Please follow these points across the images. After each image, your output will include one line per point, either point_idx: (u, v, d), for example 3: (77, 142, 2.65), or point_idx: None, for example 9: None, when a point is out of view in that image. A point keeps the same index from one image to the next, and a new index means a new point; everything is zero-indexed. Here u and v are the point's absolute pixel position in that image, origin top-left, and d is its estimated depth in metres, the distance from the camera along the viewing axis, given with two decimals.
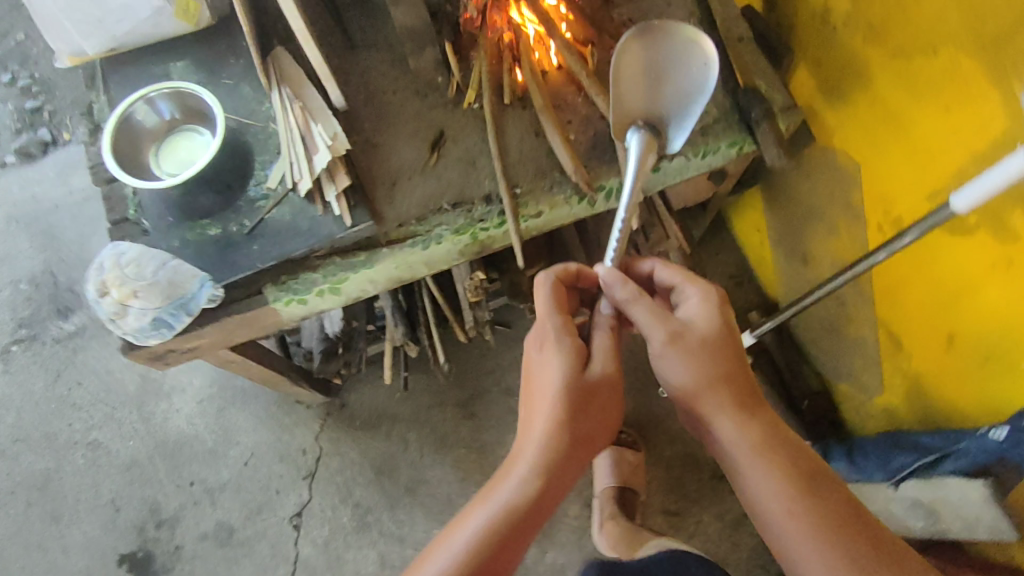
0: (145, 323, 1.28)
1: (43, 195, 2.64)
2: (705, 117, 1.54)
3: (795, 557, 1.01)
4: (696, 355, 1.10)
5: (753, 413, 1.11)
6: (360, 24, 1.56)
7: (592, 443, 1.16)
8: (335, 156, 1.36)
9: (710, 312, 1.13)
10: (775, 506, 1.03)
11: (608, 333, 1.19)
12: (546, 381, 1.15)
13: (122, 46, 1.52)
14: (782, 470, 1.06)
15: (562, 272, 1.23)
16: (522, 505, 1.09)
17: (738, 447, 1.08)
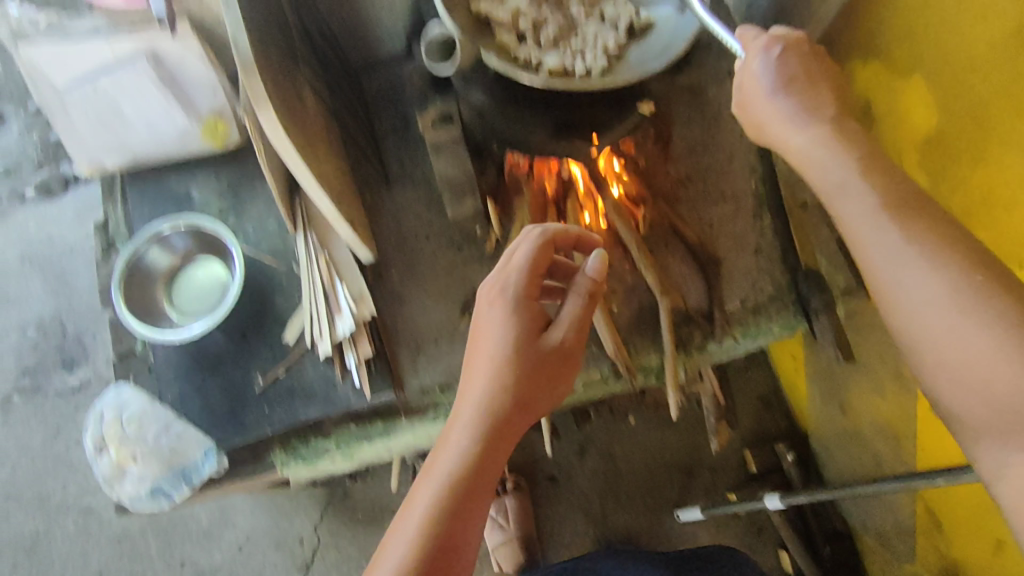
0: (143, 490, 1.23)
1: (58, 235, 2.52)
2: (759, 295, 1.42)
3: (904, 286, 0.84)
4: (803, 116, 1.00)
5: (872, 160, 0.93)
6: (399, 156, 1.44)
7: (544, 400, 1.05)
8: (359, 323, 1.27)
9: (789, 65, 1.02)
10: (884, 249, 0.87)
11: (582, 301, 1.08)
12: (492, 343, 1.03)
13: (137, 163, 1.43)
14: (896, 203, 0.88)
15: (547, 234, 1.09)
16: (472, 461, 0.97)
17: (831, 178, 0.95)
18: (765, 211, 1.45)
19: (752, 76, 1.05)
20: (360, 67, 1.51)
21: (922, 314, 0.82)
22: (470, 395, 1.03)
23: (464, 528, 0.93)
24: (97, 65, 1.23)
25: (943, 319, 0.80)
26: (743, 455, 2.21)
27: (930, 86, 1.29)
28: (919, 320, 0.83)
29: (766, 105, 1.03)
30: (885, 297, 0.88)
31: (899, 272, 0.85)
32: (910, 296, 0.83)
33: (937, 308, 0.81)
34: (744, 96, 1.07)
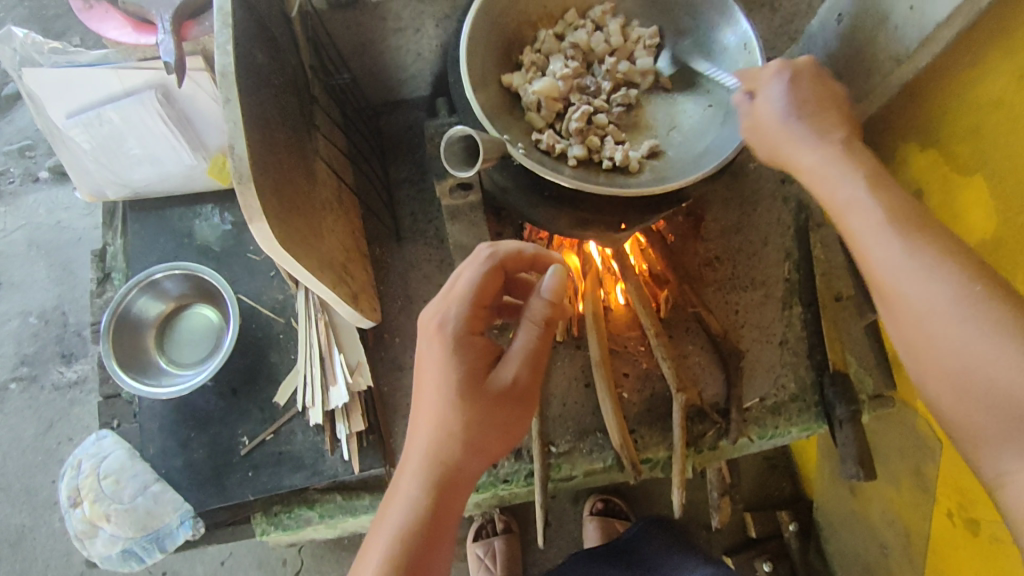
0: (115, 550, 1.19)
1: (69, 224, 2.08)
2: (780, 392, 1.33)
3: (917, 311, 0.69)
4: (814, 127, 0.83)
5: (880, 173, 0.78)
6: (412, 211, 1.37)
7: (501, 441, 0.85)
8: (354, 394, 1.20)
9: (801, 90, 0.86)
10: (891, 262, 0.71)
11: (537, 329, 0.85)
12: (433, 383, 0.83)
13: (139, 197, 1.37)
14: (898, 213, 0.73)
15: (497, 256, 0.87)
16: (419, 524, 0.79)
17: (839, 193, 0.78)
18: (795, 300, 1.36)
19: (765, 104, 0.88)
20: (380, 107, 1.41)
21: (952, 337, 0.67)
22: (416, 438, 0.84)
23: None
24: (104, 95, 1.15)
25: (969, 349, 0.66)
26: (743, 519, 1.84)
27: (990, 189, 1.15)
28: (938, 361, 0.69)
29: (773, 112, 0.86)
30: (889, 305, 0.74)
31: (919, 302, 0.69)
32: (919, 309, 0.69)
33: (966, 342, 0.66)
34: (752, 117, 0.90)
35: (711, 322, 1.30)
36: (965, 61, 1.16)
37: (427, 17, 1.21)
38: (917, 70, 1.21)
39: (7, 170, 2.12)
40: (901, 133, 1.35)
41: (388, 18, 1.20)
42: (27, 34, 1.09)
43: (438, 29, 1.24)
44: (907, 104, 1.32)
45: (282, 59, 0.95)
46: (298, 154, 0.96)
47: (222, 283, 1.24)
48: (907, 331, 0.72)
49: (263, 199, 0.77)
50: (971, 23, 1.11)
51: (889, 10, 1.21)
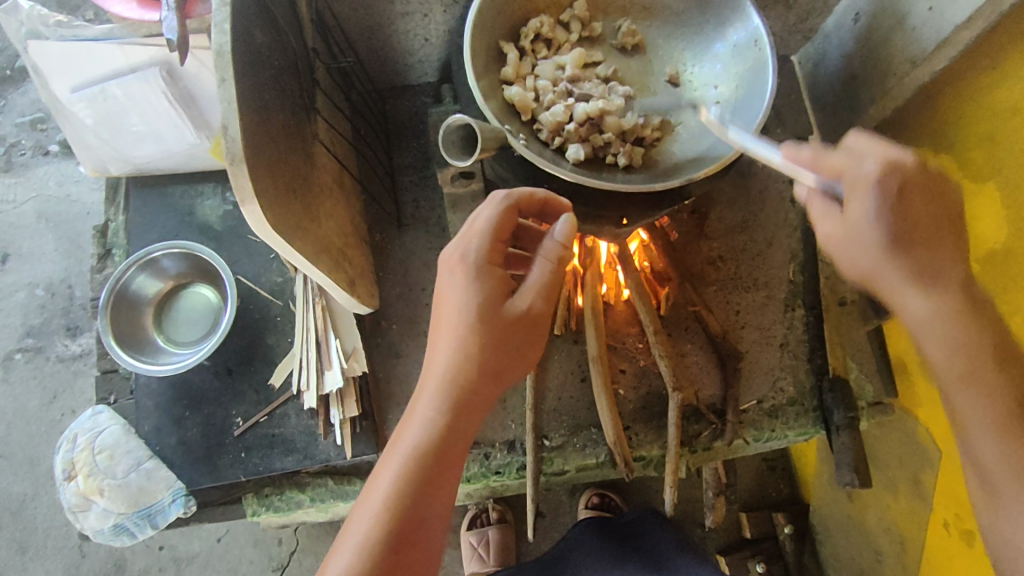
0: (108, 524, 1.21)
1: (78, 196, 2.09)
2: (778, 396, 1.32)
3: (1015, 521, 0.77)
4: (922, 277, 0.78)
5: (1000, 344, 0.79)
6: (414, 197, 1.35)
7: (516, 368, 0.85)
8: (348, 379, 1.20)
9: (907, 207, 0.76)
10: (984, 432, 0.79)
11: (552, 266, 0.83)
12: (450, 309, 0.83)
13: (142, 173, 1.37)
14: (1016, 415, 0.78)
15: (514, 196, 0.86)
16: (433, 443, 0.80)
17: (949, 365, 0.80)
18: (798, 303, 1.34)
19: (859, 220, 0.78)
20: (387, 91, 1.40)
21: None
22: (433, 362, 0.84)
23: (431, 513, 0.77)
24: (108, 70, 1.14)
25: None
26: (738, 518, 1.83)
27: (1003, 199, 1.13)
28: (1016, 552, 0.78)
29: (869, 234, 0.78)
30: (987, 498, 0.80)
31: (1021, 523, 0.76)
32: (1012, 525, 0.78)
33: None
34: (838, 225, 0.81)
35: (711, 321, 1.28)
36: (981, 65, 1.12)
37: (436, 2, 1.19)
38: (935, 72, 1.19)
39: (18, 142, 2.12)
40: (914, 137, 1.32)
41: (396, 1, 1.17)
42: (32, 5, 1.08)
43: (447, 14, 1.22)
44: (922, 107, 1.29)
45: (284, 41, 0.94)
46: (297, 138, 0.95)
47: (220, 264, 1.24)
48: (992, 530, 0.80)
49: (256, 181, 0.77)
50: (992, 25, 1.08)
51: (908, 9, 1.18)
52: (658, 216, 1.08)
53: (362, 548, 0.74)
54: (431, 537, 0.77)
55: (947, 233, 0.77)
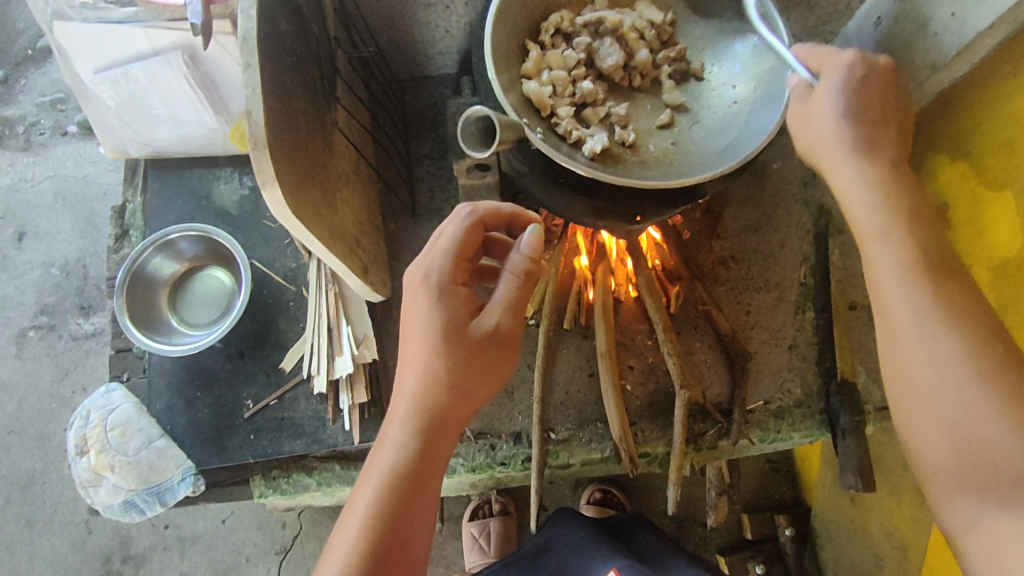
0: (117, 500, 1.22)
1: (95, 177, 2.12)
2: (785, 397, 1.32)
3: (917, 351, 0.76)
4: (864, 147, 0.83)
5: (920, 210, 0.81)
6: (430, 187, 1.36)
7: (487, 385, 0.86)
8: (359, 365, 1.21)
9: (866, 91, 0.84)
10: (903, 309, 0.78)
11: (518, 281, 0.86)
12: (417, 330, 0.84)
13: (160, 156, 1.38)
14: (924, 262, 0.78)
15: (476, 214, 0.88)
16: (407, 464, 0.81)
17: (872, 218, 0.81)
18: (809, 306, 1.34)
19: (823, 100, 0.85)
20: (406, 81, 1.41)
21: (936, 376, 0.75)
22: (404, 383, 0.86)
23: (410, 534, 0.79)
24: (131, 53, 1.15)
25: (955, 406, 0.73)
26: (740, 519, 1.83)
27: (1018, 207, 1.12)
28: (922, 399, 0.76)
29: (832, 124, 0.84)
30: (889, 332, 0.80)
31: (921, 354, 0.76)
32: (919, 354, 0.76)
33: (948, 389, 0.74)
34: (806, 103, 0.88)
35: (720, 321, 1.29)
36: (1004, 72, 1.12)
37: None
38: (956, 78, 1.18)
39: (38, 121, 2.14)
40: (933, 143, 1.31)
41: None
42: None
43: (468, 7, 1.22)
44: (941, 113, 1.29)
45: (306, 28, 0.94)
46: (317, 124, 0.96)
47: (235, 247, 1.26)
48: (893, 369, 0.80)
49: (277, 166, 0.77)
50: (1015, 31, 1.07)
51: (931, 15, 1.16)
52: (672, 213, 1.08)
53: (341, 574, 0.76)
54: (411, 557, 0.79)
55: (893, 112, 0.84)
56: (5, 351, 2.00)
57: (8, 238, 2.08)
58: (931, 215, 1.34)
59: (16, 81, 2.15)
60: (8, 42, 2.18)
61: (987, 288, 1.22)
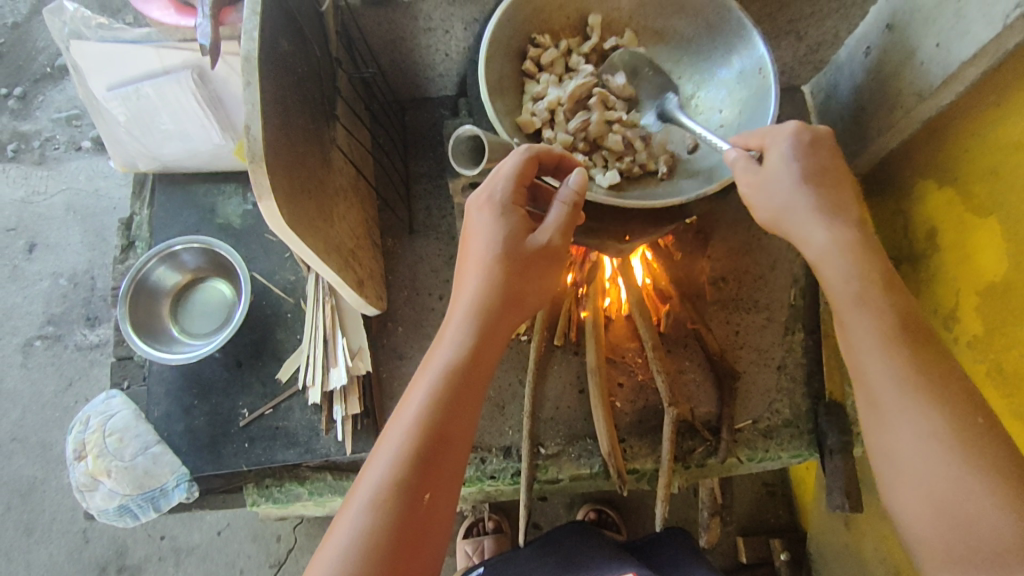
0: (112, 506, 1.24)
1: (106, 191, 2.17)
2: (773, 417, 1.33)
3: (901, 426, 0.78)
4: (826, 212, 0.86)
5: (888, 278, 0.83)
6: (427, 205, 1.40)
7: (536, 298, 0.90)
8: (353, 377, 1.24)
9: (816, 159, 0.89)
10: (887, 385, 0.79)
11: (569, 208, 0.89)
12: (480, 244, 0.88)
13: (168, 170, 1.43)
14: (898, 330, 0.81)
15: (534, 149, 0.92)
16: (461, 364, 0.85)
17: (844, 285, 0.84)
18: (798, 327, 1.37)
19: (776, 164, 0.90)
20: (406, 102, 1.45)
21: (917, 448, 0.77)
22: (461, 293, 0.89)
23: (458, 428, 0.82)
24: (143, 71, 1.20)
25: (938, 475, 0.75)
26: (735, 542, 1.82)
27: (1004, 232, 1.14)
28: (909, 478, 0.77)
29: (790, 175, 0.88)
30: (874, 410, 0.81)
31: (909, 427, 0.77)
32: (909, 422, 0.77)
33: (932, 470, 0.75)
34: (756, 174, 0.91)
35: (709, 340, 1.31)
36: (988, 101, 1.13)
37: (457, 20, 1.23)
38: (942, 106, 1.21)
39: (53, 136, 2.20)
40: (920, 170, 1.34)
41: (419, 19, 1.22)
42: (77, 8, 1.17)
43: (467, 32, 1.27)
44: (927, 140, 1.31)
45: (307, 50, 0.99)
46: (315, 140, 1.00)
47: (236, 260, 1.30)
48: (877, 443, 0.81)
49: (273, 178, 0.81)
50: (998, 63, 1.09)
51: (917, 45, 1.22)
52: (659, 233, 1.11)
53: (398, 459, 0.78)
54: (458, 449, 0.81)
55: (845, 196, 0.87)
56: (11, 360, 2.04)
57: (19, 248, 2.13)
58: (919, 240, 1.36)
59: (33, 97, 2.22)
60: (28, 59, 2.25)
61: (974, 311, 1.23)
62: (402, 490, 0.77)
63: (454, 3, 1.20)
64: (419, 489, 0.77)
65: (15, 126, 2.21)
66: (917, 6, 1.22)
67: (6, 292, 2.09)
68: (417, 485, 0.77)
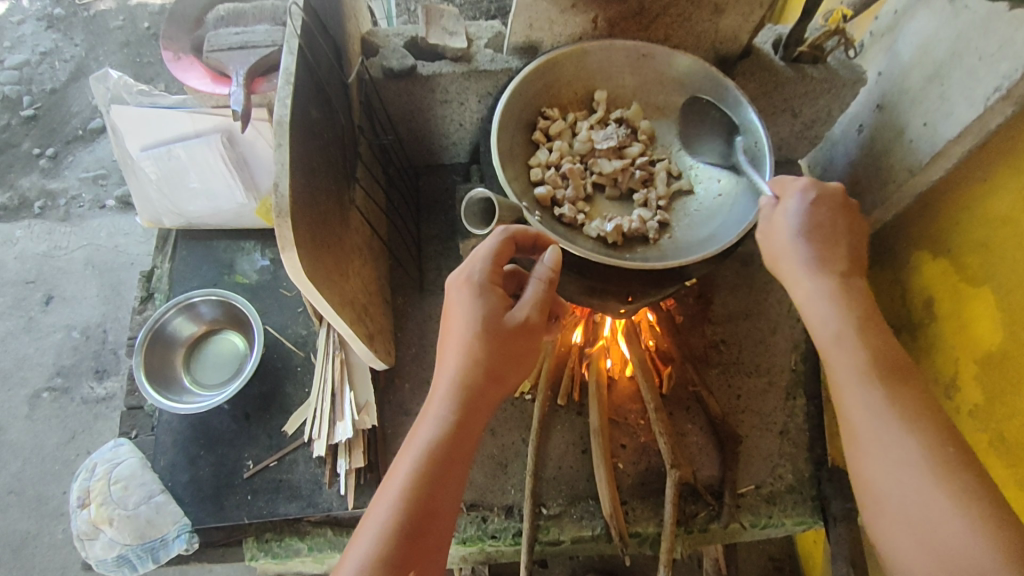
0: (110, 556, 1.24)
1: (125, 248, 2.24)
2: (776, 482, 1.33)
3: (879, 456, 0.83)
4: (818, 260, 0.94)
5: (869, 321, 0.91)
6: (437, 265, 1.45)
7: (518, 373, 0.92)
8: (358, 431, 1.25)
9: (816, 214, 0.97)
10: (869, 419, 0.85)
11: (545, 284, 0.93)
12: (459, 323, 0.90)
13: (192, 227, 1.49)
14: (879, 369, 0.87)
15: (510, 231, 0.96)
16: (444, 440, 0.86)
17: (825, 325, 0.91)
18: (799, 393, 1.39)
19: (783, 215, 0.99)
20: (421, 168, 1.54)
21: (897, 479, 0.82)
22: (442, 369, 0.90)
23: (441, 504, 0.84)
24: (176, 134, 1.29)
25: (915, 503, 0.80)
26: None
27: (998, 301, 1.17)
28: (889, 507, 0.82)
29: (790, 223, 0.97)
30: (854, 445, 0.87)
31: (890, 459, 0.82)
32: (885, 454, 0.83)
33: (910, 497, 0.80)
34: (769, 221, 1.01)
35: (710, 403, 1.32)
36: (976, 176, 1.19)
37: (471, 93, 1.32)
38: (932, 181, 1.27)
39: (79, 194, 2.30)
40: (914, 241, 1.38)
41: (436, 91, 1.30)
42: (121, 77, 1.29)
43: (480, 105, 1.36)
44: (918, 213, 1.36)
45: (334, 117, 1.07)
46: (336, 199, 1.06)
47: (251, 312, 1.34)
48: (857, 476, 0.86)
49: (297, 233, 0.86)
50: (983, 141, 1.16)
51: (907, 124, 1.30)
52: (661, 294, 1.15)
53: (381, 536, 0.80)
54: (442, 525, 0.83)
55: (847, 236, 0.96)
56: (16, 411, 2.05)
57: (36, 300, 2.18)
58: (917, 309, 1.39)
59: (64, 157, 2.33)
60: (63, 122, 2.38)
61: (973, 379, 1.24)
62: (388, 566, 0.78)
63: (471, 79, 1.28)
64: (405, 565, 0.79)
65: (44, 183, 2.30)
66: (904, 88, 1.30)
67: (19, 343, 2.13)
68: (402, 561, 0.79)
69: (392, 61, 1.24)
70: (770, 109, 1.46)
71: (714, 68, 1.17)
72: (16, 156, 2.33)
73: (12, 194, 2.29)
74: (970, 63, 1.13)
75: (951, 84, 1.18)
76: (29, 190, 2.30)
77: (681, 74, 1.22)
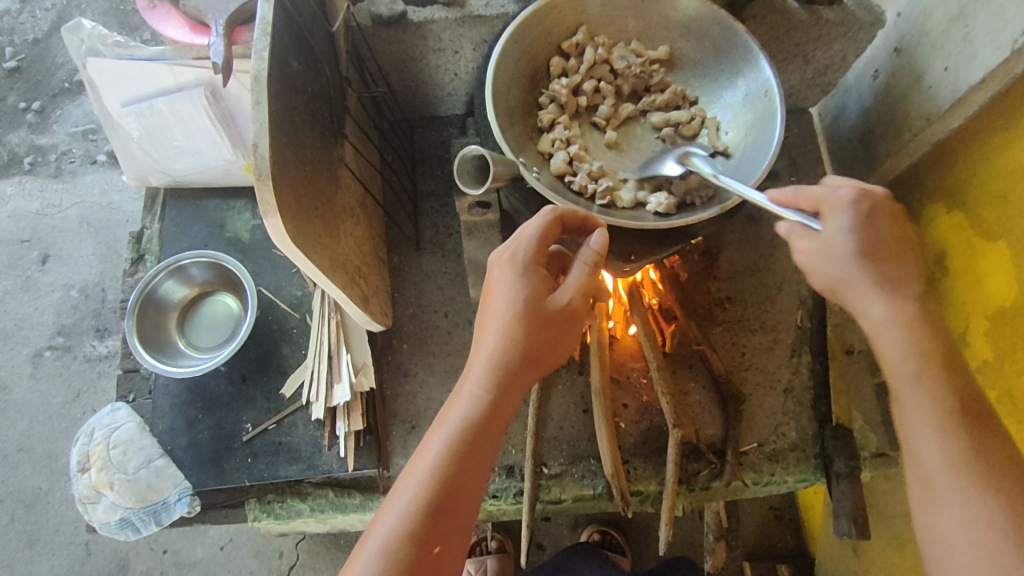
0: (113, 519, 1.23)
1: (120, 205, 2.19)
2: (780, 440, 1.32)
3: (951, 511, 0.77)
4: (886, 284, 0.84)
5: (947, 358, 0.83)
6: (434, 223, 1.40)
7: (554, 358, 0.88)
8: (356, 393, 1.24)
9: (874, 229, 0.85)
10: (943, 476, 0.78)
11: (590, 269, 0.88)
12: (499, 303, 0.86)
13: (179, 185, 1.44)
14: (959, 411, 0.81)
15: (558, 210, 0.92)
16: (478, 422, 0.82)
17: (903, 361, 0.83)
18: (805, 349, 1.36)
19: (834, 236, 0.86)
20: (415, 120, 1.47)
21: (967, 533, 0.75)
22: (479, 349, 0.87)
23: (471, 484, 0.80)
24: (156, 88, 1.22)
25: (978, 558, 0.74)
26: (743, 567, 1.70)
27: (1013, 256, 1.12)
28: (953, 561, 0.76)
29: (846, 245, 0.85)
30: (924, 491, 0.80)
31: (956, 516, 0.76)
32: (953, 510, 0.77)
33: (973, 560, 0.74)
34: (813, 240, 0.88)
35: (715, 361, 1.30)
36: (997, 125, 1.13)
37: (466, 41, 1.25)
38: (950, 130, 1.21)
39: (69, 149, 2.23)
40: (928, 193, 1.32)
41: (428, 39, 1.23)
42: (94, 27, 1.20)
43: (476, 53, 1.29)
44: (933, 164, 1.30)
45: (318, 69, 1.01)
46: (323, 157, 1.01)
47: (242, 274, 1.31)
48: (924, 524, 0.80)
49: (278, 196, 0.82)
50: (1006, 87, 1.09)
51: (926, 69, 1.22)
52: (664, 252, 1.11)
53: (408, 514, 0.77)
54: (469, 506, 0.80)
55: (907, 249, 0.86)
56: (20, 370, 2.04)
57: (33, 259, 2.15)
58: (929, 263, 1.33)
59: (52, 111, 2.26)
60: (48, 75, 2.29)
61: (984, 335, 1.19)
62: (411, 545, 0.75)
63: (464, 25, 1.20)
64: (429, 542, 0.76)
65: (33, 139, 2.24)
66: (925, 30, 1.22)
67: (19, 303, 2.11)
68: (426, 539, 0.76)
69: (380, 7, 1.17)
70: (781, 54, 1.38)
71: (722, 11, 1.10)
72: (3, 111, 2.26)
73: (2, 149, 2.23)
74: (997, 3, 1.05)
75: (976, 25, 1.10)
76: (18, 146, 2.24)
77: (687, 17, 1.15)
